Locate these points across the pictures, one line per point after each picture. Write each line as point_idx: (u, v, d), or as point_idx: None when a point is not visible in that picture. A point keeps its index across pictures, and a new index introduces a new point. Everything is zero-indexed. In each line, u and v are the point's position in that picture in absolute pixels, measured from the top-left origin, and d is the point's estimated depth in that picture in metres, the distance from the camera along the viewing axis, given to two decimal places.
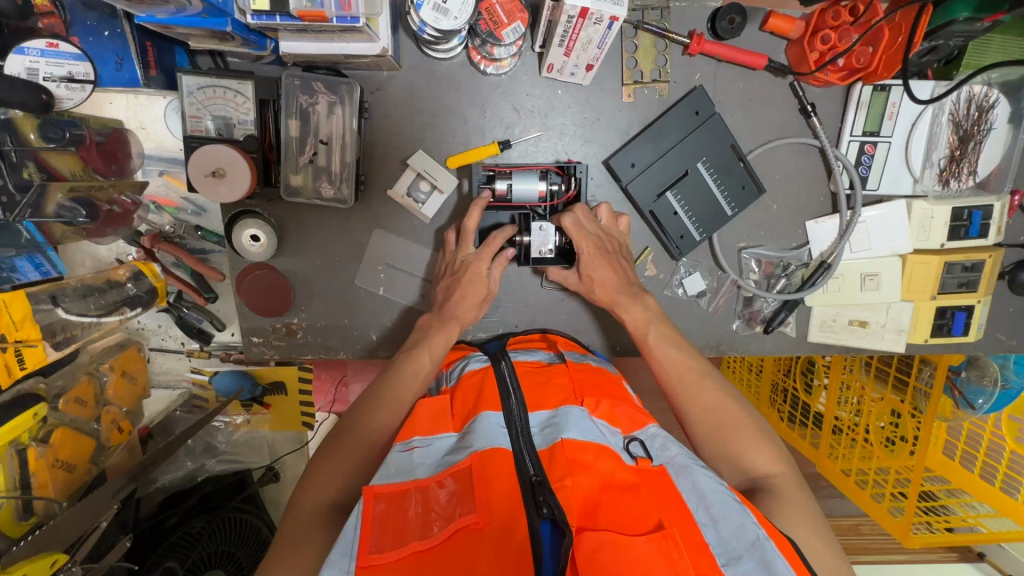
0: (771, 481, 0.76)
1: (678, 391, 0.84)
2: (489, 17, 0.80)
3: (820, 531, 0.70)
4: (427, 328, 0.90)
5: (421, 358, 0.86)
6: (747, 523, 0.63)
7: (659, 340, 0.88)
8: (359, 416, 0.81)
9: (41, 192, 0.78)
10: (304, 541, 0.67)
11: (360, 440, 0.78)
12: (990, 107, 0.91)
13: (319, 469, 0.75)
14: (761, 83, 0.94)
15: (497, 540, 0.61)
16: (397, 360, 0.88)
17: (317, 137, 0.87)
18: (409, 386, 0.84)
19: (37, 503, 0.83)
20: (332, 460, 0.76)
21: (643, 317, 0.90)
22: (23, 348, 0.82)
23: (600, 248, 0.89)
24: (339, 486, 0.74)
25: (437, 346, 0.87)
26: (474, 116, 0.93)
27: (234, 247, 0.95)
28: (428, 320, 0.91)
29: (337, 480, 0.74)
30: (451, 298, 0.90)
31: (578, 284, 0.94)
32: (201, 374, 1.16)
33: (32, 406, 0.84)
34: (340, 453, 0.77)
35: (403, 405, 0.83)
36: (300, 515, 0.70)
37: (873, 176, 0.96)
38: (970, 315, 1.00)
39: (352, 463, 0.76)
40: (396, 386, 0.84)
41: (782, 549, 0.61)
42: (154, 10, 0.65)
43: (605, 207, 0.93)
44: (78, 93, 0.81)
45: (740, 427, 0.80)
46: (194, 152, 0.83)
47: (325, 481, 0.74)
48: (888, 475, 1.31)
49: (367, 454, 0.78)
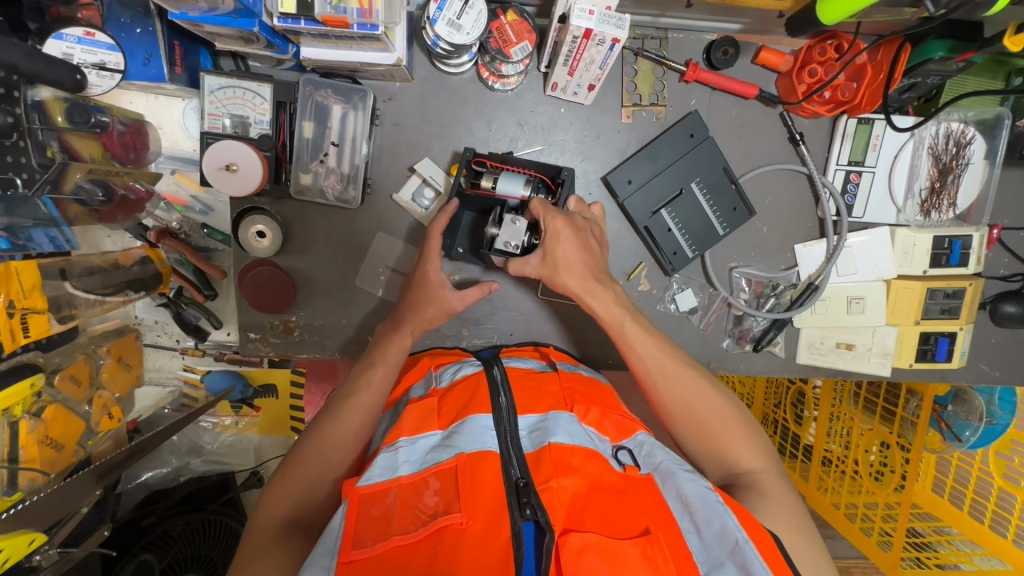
0: (754, 475, 0.77)
1: (661, 392, 0.83)
2: (499, 36, 0.85)
3: (803, 528, 0.71)
4: (397, 324, 0.91)
5: (377, 368, 0.86)
6: (729, 526, 0.63)
7: (636, 332, 0.86)
8: (318, 429, 0.79)
9: (62, 170, 0.73)
10: (261, 561, 0.65)
11: (319, 452, 0.76)
12: (967, 142, 0.96)
13: (275, 484, 0.73)
14: (753, 113, 0.99)
15: (480, 540, 0.61)
16: (357, 373, 0.86)
17: (330, 139, 0.91)
18: (366, 395, 0.83)
19: (23, 476, 0.72)
20: (287, 474, 0.74)
21: (618, 311, 0.86)
22: (29, 316, 0.74)
23: (571, 226, 0.85)
24: (295, 502, 0.72)
25: (393, 354, 0.87)
26: (480, 128, 0.97)
27: (239, 243, 0.98)
28: (390, 327, 0.91)
29: (295, 495, 0.72)
30: (407, 299, 0.91)
31: (541, 268, 0.85)
32: (193, 372, 1.17)
33: (30, 376, 0.73)
34: (297, 467, 0.75)
35: (362, 413, 0.80)
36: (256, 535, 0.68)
37: (858, 203, 1.00)
38: (953, 341, 1.03)
39: (307, 477, 0.74)
40: (354, 397, 0.82)
41: (762, 551, 0.61)
42: (186, 7, 0.68)
43: (575, 198, 0.92)
44: (107, 82, 0.79)
45: (724, 424, 0.81)
46: (211, 146, 0.86)
47: (279, 498, 0.72)
48: (877, 509, 1.33)
49: (325, 466, 0.75)
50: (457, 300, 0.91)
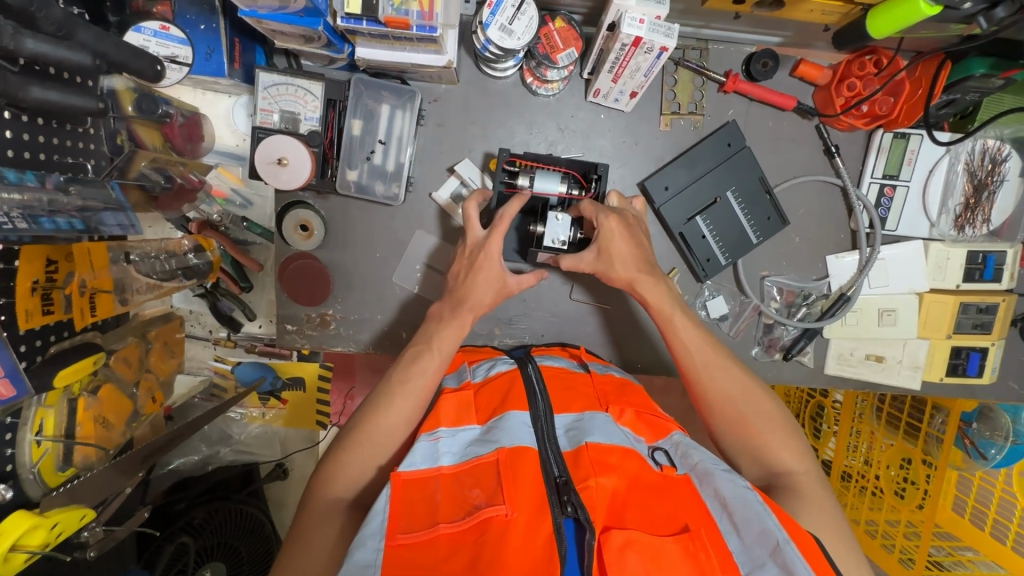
0: (795, 477, 0.75)
1: (705, 384, 0.83)
2: (547, 42, 0.88)
3: (844, 535, 0.69)
4: (438, 319, 0.88)
5: (431, 356, 0.84)
6: (769, 527, 0.62)
7: (685, 323, 0.85)
8: (369, 414, 0.79)
9: (130, 157, 0.76)
10: (313, 538, 0.69)
11: (370, 440, 0.77)
12: (1003, 160, 0.97)
13: (330, 466, 0.76)
14: (789, 124, 1.01)
15: (525, 534, 0.61)
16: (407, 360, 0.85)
17: (377, 138, 0.94)
18: (418, 384, 0.82)
19: (78, 453, 0.72)
20: (341, 458, 0.76)
21: (668, 303, 0.86)
22: (98, 295, 0.73)
23: (624, 224, 0.86)
24: (347, 486, 0.75)
25: (447, 342, 0.85)
26: (521, 131, 0.99)
27: (283, 237, 1.00)
28: (439, 309, 0.89)
29: (347, 479, 0.75)
30: (462, 287, 0.88)
31: (596, 263, 0.87)
32: (224, 362, 1.19)
33: (93, 354, 0.72)
34: (350, 451, 0.76)
35: (413, 402, 0.80)
36: (310, 510, 0.72)
37: (892, 217, 1.01)
38: (984, 356, 1.03)
39: (359, 462, 0.76)
40: (406, 385, 0.82)
41: (804, 551, 0.61)
42: (257, 5, 0.70)
43: (615, 194, 0.91)
44: (176, 75, 0.81)
45: (766, 421, 0.80)
46: (261, 142, 0.89)
47: (333, 480, 0.75)
48: (898, 526, 1.34)
49: (377, 454, 0.77)
50: (515, 282, 0.88)
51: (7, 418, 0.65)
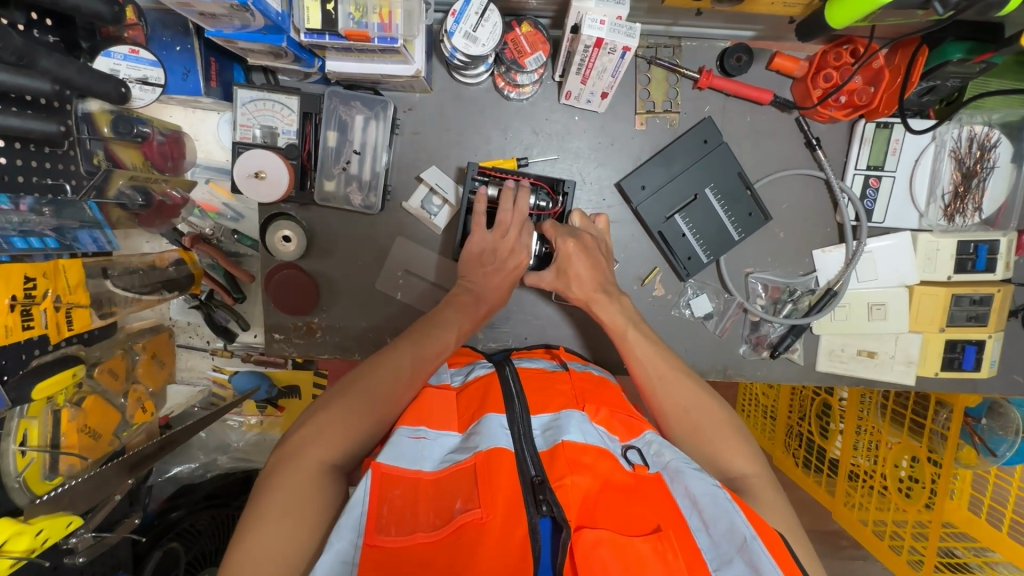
0: (749, 481, 0.74)
1: (658, 395, 0.82)
2: (514, 47, 0.88)
3: (798, 536, 0.69)
4: (462, 308, 0.89)
5: (447, 336, 0.85)
6: (737, 522, 0.61)
7: (638, 338, 0.86)
8: (377, 381, 0.76)
9: (106, 176, 0.80)
10: (305, 501, 0.63)
11: (376, 406, 0.74)
12: (992, 146, 0.94)
13: (327, 423, 0.70)
14: (767, 117, 0.99)
15: (499, 536, 0.60)
16: (417, 337, 0.84)
17: (352, 147, 0.96)
18: (429, 361, 0.82)
19: (64, 461, 0.76)
20: (342, 418, 0.71)
21: (621, 319, 0.88)
22: (73, 310, 0.76)
23: (581, 246, 0.90)
24: (341, 448, 0.70)
25: (463, 328, 0.88)
26: (496, 137, 1.00)
27: (267, 247, 1.02)
28: (456, 295, 0.91)
29: (343, 441, 0.70)
30: (475, 277, 0.93)
31: (554, 282, 0.92)
32: (222, 372, 1.20)
33: (72, 366, 0.77)
34: (354, 412, 0.72)
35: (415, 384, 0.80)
36: (299, 470, 0.65)
37: (878, 209, 0.99)
38: (982, 350, 0.99)
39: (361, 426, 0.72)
40: (413, 364, 0.80)
41: (771, 548, 0.59)
42: (222, 25, 0.73)
43: (579, 212, 0.95)
44: (149, 96, 0.82)
45: (719, 428, 0.80)
46: (241, 155, 0.91)
47: (329, 439, 0.69)
48: (907, 526, 1.29)
49: (378, 422, 0.74)
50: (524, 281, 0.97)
51: None
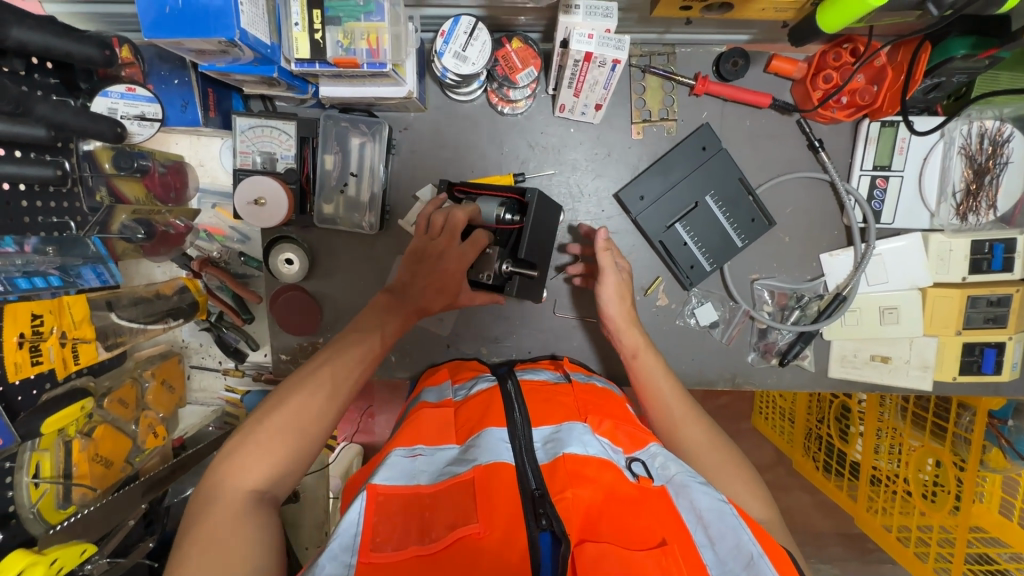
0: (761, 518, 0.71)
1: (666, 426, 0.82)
2: (505, 63, 0.89)
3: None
4: (389, 310, 0.80)
5: (375, 334, 0.76)
6: (744, 540, 0.60)
7: (645, 364, 0.89)
8: (298, 389, 0.67)
9: (109, 212, 0.82)
10: (229, 538, 0.54)
11: (302, 417, 0.65)
12: (1005, 141, 0.90)
13: (246, 447, 0.61)
14: (767, 121, 0.97)
15: (496, 554, 0.59)
16: (343, 339, 0.74)
17: (349, 170, 0.97)
18: (358, 360, 0.72)
19: (76, 491, 0.79)
20: (264, 436, 0.62)
21: (636, 340, 0.91)
22: (79, 345, 0.79)
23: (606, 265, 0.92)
24: (267, 471, 0.60)
25: (391, 329, 0.79)
26: (493, 152, 1.00)
27: (270, 270, 1.03)
28: (385, 298, 0.81)
29: (267, 461, 0.61)
30: (413, 283, 0.83)
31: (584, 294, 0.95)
32: (234, 392, 1.13)
33: (80, 401, 0.80)
34: (278, 425, 0.63)
35: (346, 391, 0.70)
36: (217, 510, 0.56)
37: (887, 210, 0.96)
38: (1002, 352, 0.96)
39: (289, 442, 0.63)
40: (337, 367, 0.70)
41: (778, 566, 0.58)
42: (215, 61, 0.74)
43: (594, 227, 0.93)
44: (147, 131, 0.84)
45: (719, 449, 0.79)
46: (240, 183, 0.93)
47: (252, 462, 0.60)
48: (933, 532, 1.24)
49: (309, 435, 0.65)
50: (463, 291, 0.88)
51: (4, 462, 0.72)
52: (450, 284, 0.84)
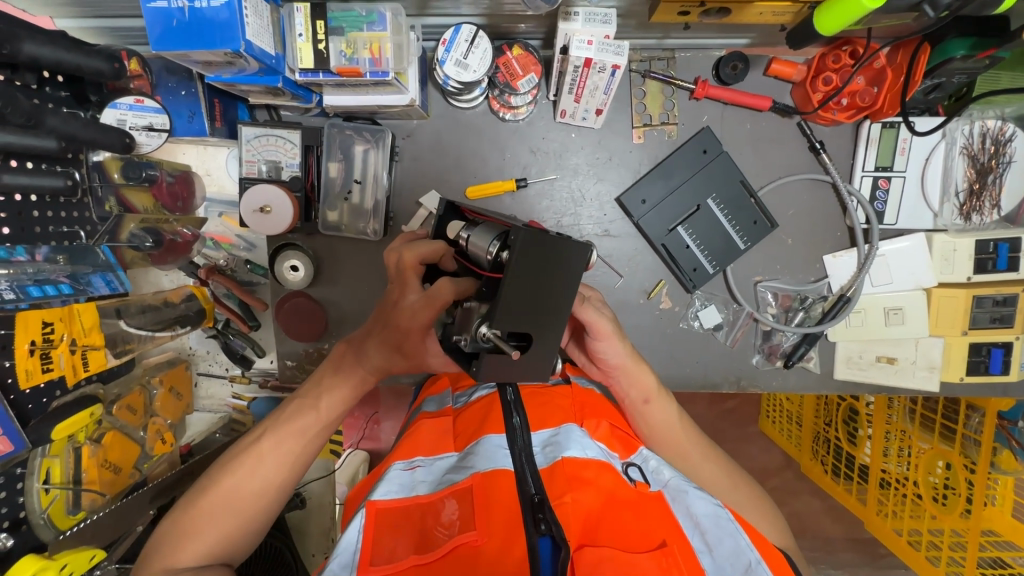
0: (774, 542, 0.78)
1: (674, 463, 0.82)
2: (506, 70, 0.90)
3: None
4: (338, 369, 0.76)
5: (311, 414, 0.73)
6: (742, 546, 0.62)
7: (653, 409, 0.82)
8: (228, 476, 0.69)
9: (117, 222, 0.85)
10: None
11: (226, 505, 0.69)
12: (1007, 140, 0.90)
13: (176, 531, 0.67)
14: (768, 124, 0.98)
15: (494, 561, 0.60)
16: (281, 418, 0.73)
17: (353, 178, 0.98)
18: (291, 444, 0.72)
19: (86, 497, 0.80)
20: (190, 523, 0.68)
21: (648, 389, 0.80)
22: (89, 352, 0.80)
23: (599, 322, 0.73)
24: (193, 555, 0.66)
25: (334, 402, 0.74)
26: (494, 158, 1.01)
27: (276, 277, 1.04)
28: (342, 353, 0.77)
29: (193, 546, 0.67)
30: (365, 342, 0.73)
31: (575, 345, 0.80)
32: (241, 400, 1.14)
33: (89, 406, 0.79)
34: (202, 513, 0.68)
35: (275, 474, 0.71)
36: None
37: (890, 210, 0.96)
38: (1009, 352, 0.95)
39: (213, 529, 0.68)
40: (269, 451, 0.71)
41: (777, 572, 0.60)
42: (221, 71, 0.75)
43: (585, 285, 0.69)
44: (155, 141, 0.85)
45: (702, 452, 0.83)
46: (246, 192, 0.94)
47: (178, 549, 0.66)
48: (944, 536, 1.22)
49: (233, 521, 0.69)
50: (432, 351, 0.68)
51: (16, 468, 0.72)
52: (401, 343, 0.68)
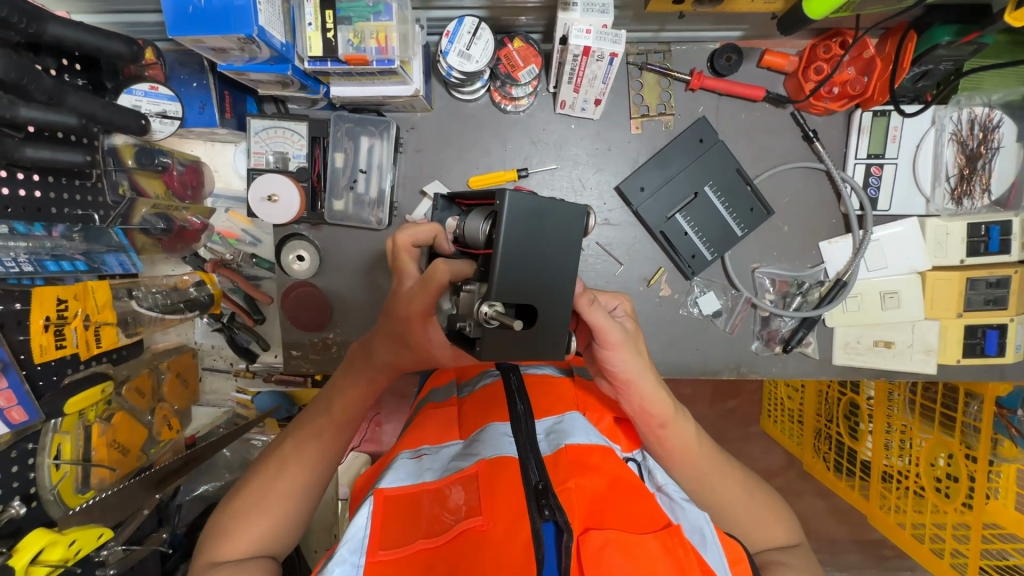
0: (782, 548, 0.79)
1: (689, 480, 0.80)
2: (507, 62, 0.93)
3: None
4: (353, 366, 0.76)
5: (333, 407, 0.75)
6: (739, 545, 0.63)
7: (672, 430, 0.77)
8: (268, 471, 0.72)
9: (130, 205, 0.86)
10: None
11: (271, 495, 0.71)
12: (994, 127, 0.92)
13: (224, 525, 0.69)
14: (762, 114, 1.01)
15: (501, 543, 0.57)
16: (309, 417, 0.76)
17: (358, 168, 1.01)
18: (322, 435, 0.74)
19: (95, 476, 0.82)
20: (238, 516, 0.69)
21: (664, 408, 0.75)
22: (102, 328, 0.81)
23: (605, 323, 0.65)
24: (249, 544, 0.68)
25: (350, 398, 0.74)
26: (496, 149, 1.04)
27: (282, 268, 1.07)
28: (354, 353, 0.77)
29: (248, 535, 0.68)
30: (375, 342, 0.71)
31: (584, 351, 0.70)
32: (245, 394, 1.15)
33: (100, 382, 0.81)
34: (249, 505, 0.70)
35: (313, 462, 0.73)
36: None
37: (883, 197, 0.99)
38: (1004, 334, 0.97)
39: (263, 519, 0.70)
40: (301, 444, 0.74)
41: None
42: (233, 59, 0.78)
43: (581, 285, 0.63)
44: (168, 128, 0.88)
45: (719, 469, 0.80)
46: (255, 180, 0.97)
47: (231, 541, 0.68)
48: (948, 527, 1.22)
49: (281, 510, 0.71)
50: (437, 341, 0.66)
51: (28, 443, 0.73)
52: (401, 331, 0.66)
